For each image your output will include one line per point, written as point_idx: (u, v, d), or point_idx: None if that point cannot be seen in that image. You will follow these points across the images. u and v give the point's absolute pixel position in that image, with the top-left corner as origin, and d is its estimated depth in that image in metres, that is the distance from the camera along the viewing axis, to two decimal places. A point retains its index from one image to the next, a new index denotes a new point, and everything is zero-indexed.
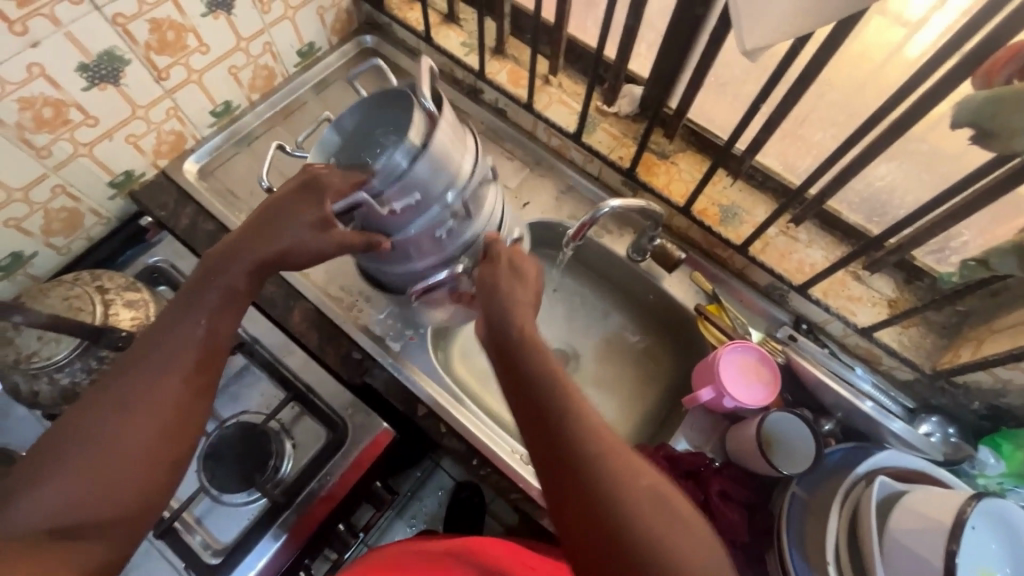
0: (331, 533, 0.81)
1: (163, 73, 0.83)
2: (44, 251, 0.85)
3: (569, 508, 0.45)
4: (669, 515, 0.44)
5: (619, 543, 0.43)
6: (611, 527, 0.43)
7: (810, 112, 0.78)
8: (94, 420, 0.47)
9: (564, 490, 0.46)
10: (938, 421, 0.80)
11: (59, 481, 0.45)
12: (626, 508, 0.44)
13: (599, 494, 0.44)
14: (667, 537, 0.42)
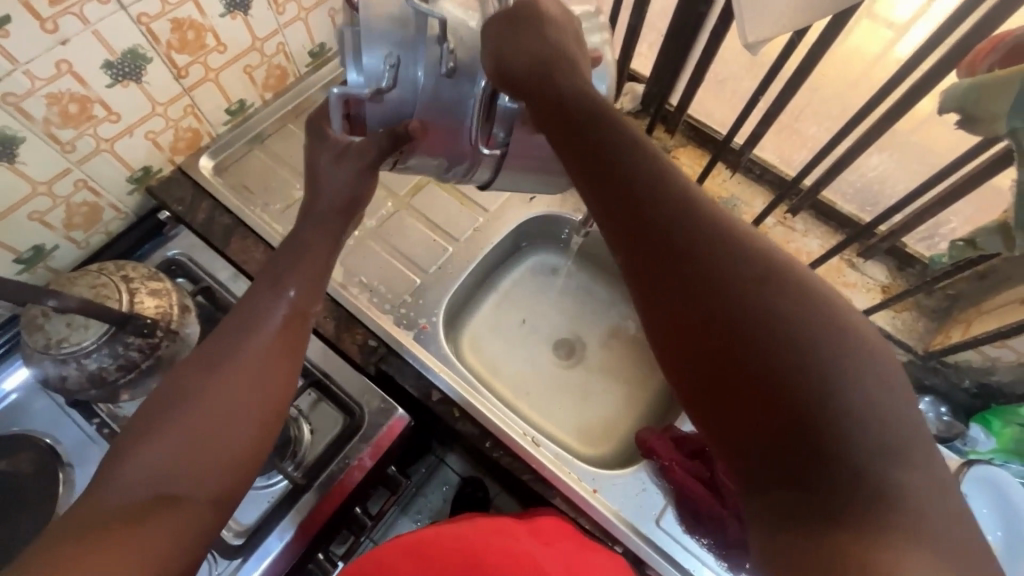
0: (349, 516, 0.83)
1: (183, 71, 0.85)
2: (64, 244, 0.87)
3: (745, 403, 0.37)
4: (899, 417, 0.34)
5: (822, 436, 0.34)
6: (812, 420, 0.35)
7: (805, 107, 0.82)
8: (174, 410, 0.52)
9: (711, 316, 0.39)
10: (932, 400, 0.83)
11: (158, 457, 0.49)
12: (836, 395, 0.35)
13: (799, 386, 0.35)
14: (883, 418, 0.34)
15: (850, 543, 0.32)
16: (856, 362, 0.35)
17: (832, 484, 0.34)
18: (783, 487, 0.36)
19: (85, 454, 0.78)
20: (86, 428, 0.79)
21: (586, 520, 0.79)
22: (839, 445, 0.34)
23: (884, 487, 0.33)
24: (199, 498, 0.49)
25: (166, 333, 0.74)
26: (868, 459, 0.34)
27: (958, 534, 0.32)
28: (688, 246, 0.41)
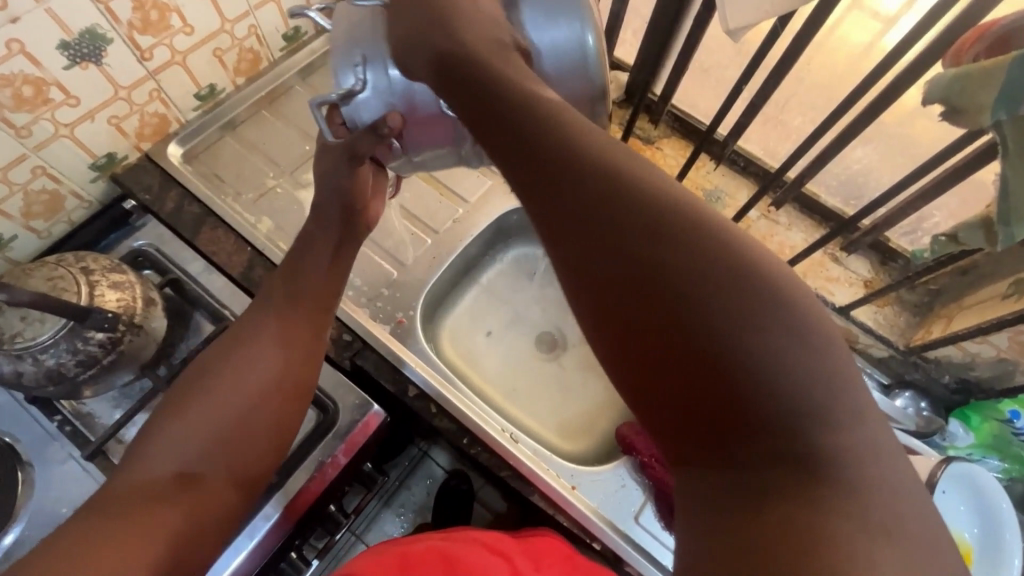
0: (323, 514, 0.81)
1: (147, 54, 0.82)
2: (23, 234, 0.84)
3: (687, 385, 0.33)
4: (847, 381, 0.32)
5: (768, 411, 0.32)
6: (750, 400, 0.32)
7: (791, 97, 0.80)
8: (193, 409, 0.58)
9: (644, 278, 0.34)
10: (911, 395, 0.82)
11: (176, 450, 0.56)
12: (783, 361, 0.32)
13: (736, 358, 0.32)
14: (816, 383, 0.32)
15: (811, 527, 0.29)
16: (800, 324, 0.32)
17: (785, 461, 0.31)
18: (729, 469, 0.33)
19: (46, 452, 0.75)
20: (48, 425, 0.76)
21: (565, 517, 0.78)
22: (785, 417, 0.31)
23: (836, 456, 0.31)
24: (217, 485, 0.56)
25: (129, 327, 0.71)
26: (801, 431, 0.31)
27: (900, 496, 0.30)
28: (615, 215, 0.36)
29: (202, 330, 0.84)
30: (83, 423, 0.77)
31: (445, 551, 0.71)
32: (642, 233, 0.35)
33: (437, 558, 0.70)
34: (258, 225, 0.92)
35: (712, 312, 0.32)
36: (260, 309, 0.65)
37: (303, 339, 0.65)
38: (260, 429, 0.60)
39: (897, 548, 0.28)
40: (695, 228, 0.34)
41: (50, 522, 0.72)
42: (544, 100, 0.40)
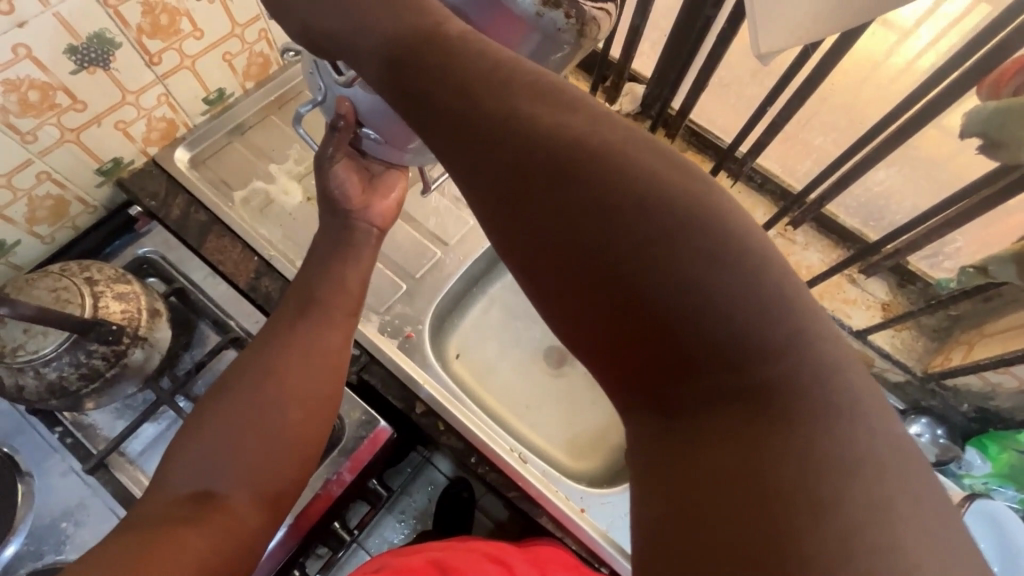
0: (326, 531, 0.80)
1: (155, 58, 0.80)
2: (27, 240, 0.82)
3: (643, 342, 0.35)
4: (780, 312, 0.33)
5: (711, 359, 0.34)
6: (697, 346, 0.33)
7: (812, 117, 0.78)
8: (212, 428, 0.57)
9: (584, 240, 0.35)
10: (928, 421, 0.80)
11: (201, 469, 0.55)
12: (713, 306, 0.33)
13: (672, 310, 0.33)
14: (757, 316, 0.33)
15: (764, 474, 0.31)
16: (726, 259, 0.33)
17: (730, 402, 0.34)
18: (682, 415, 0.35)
19: (47, 464, 0.74)
20: (49, 437, 0.74)
21: (572, 540, 0.77)
22: (728, 367, 0.33)
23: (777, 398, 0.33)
24: (241, 508, 0.54)
25: (133, 339, 0.70)
26: (749, 368, 0.33)
27: (859, 408, 0.32)
28: (548, 186, 0.36)
29: (208, 340, 0.83)
30: (84, 435, 0.75)
31: (440, 563, 0.70)
32: (572, 201, 0.36)
33: (432, 569, 0.69)
34: (264, 233, 0.90)
35: (649, 266, 0.34)
36: (281, 322, 0.65)
37: (331, 356, 0.65)
38: (289, 443, 0.59)
39: (857, 479, 0.30)
40: (618, 178, 0.35)
41: (51, 536, 0.71)
42: (469, 80, 0.40)
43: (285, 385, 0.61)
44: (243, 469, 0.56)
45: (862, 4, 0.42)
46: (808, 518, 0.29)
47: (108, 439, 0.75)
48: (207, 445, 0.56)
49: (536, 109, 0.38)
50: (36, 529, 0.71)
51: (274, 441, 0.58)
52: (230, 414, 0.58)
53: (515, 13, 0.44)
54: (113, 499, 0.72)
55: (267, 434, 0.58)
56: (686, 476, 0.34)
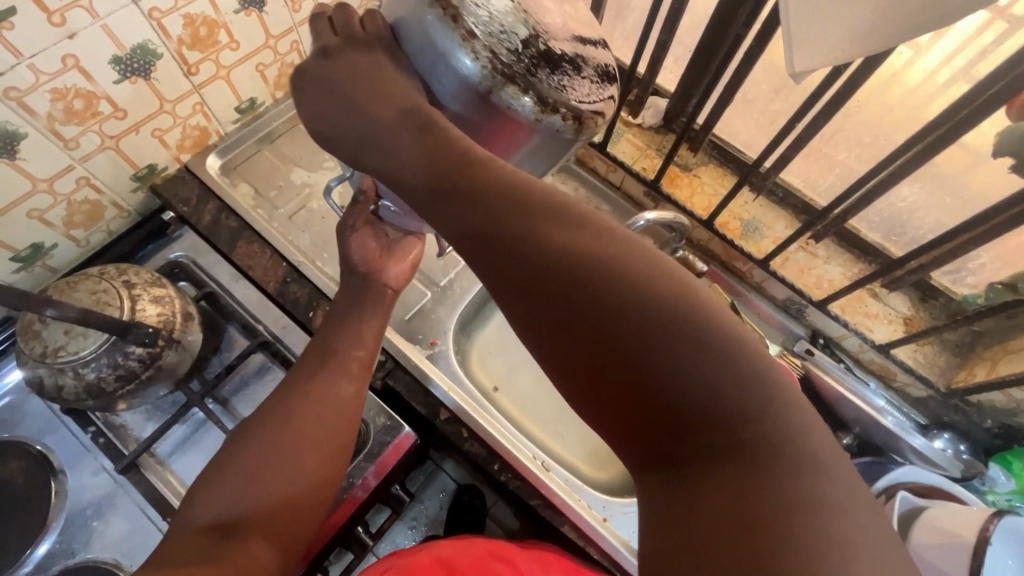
0: (349, 535, 0.80)
1: (193, 68, 0.82)
2: (64, 243, 0.84)
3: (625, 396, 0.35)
4: (753, 371, 0.34)
5: (691, 413, 0.34)
6: (676, 400, 0.34)
7: (836, 133, 0.79)
8: (238, 453, 0.59)
9: (570, 296, 0.36)
10: (951, 437, 0.82)
11: (223, 492, 0.57)
12: (687, 360, 0.34)
13: (646, 359, 0.34)
14: (732, 373, 0.34)
15: (743, 516, 0.31)
16: (696, 320, 0.35)
17: (709, 455, 0.34)
18: (663, 466, 0.36)
19: (80, 463, 0.75)
20: (82, 436, 0.76)
21: (594, 549, 0.77)
22: (708, 420, 0.34)
23: (759, 448, 0.33)
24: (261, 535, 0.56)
25: (168, 341, 0.72)
26: (727, 422, 0.34)
27: (830, 458, 0.33)
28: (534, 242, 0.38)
29: (236, 344, 0.85)
30: (115, 435, 0.77)
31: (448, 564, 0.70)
32: (555, 257, 0.37)
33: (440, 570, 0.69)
34: (292, 239, 0.91)
35: (628, 319, 0.35)
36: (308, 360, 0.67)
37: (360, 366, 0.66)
38: (310, 482, 0.60)
39: (831, 515, 0.30)
40: (598, 245, 0.37)
41: (81, 534, 0.72)
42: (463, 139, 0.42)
43: (309, 424, 0.62)
44: (265, 493, 0.58)
45: (902, 20, 0.43)
46: (799, 560, 0.29)
47: (139, 440, 0.77)
48: (232, 469, 0.58)
49: (522, 176, 0.40)
50: (67, 527, 0.72)
51: (295, 466, 0.60)
52: (255, 439, 0.60)
53: (516, 121, 0.44)
54: (143, 499, 0.74)
55: (289, 460, 0.60)
56: (674, 524, 0.33)
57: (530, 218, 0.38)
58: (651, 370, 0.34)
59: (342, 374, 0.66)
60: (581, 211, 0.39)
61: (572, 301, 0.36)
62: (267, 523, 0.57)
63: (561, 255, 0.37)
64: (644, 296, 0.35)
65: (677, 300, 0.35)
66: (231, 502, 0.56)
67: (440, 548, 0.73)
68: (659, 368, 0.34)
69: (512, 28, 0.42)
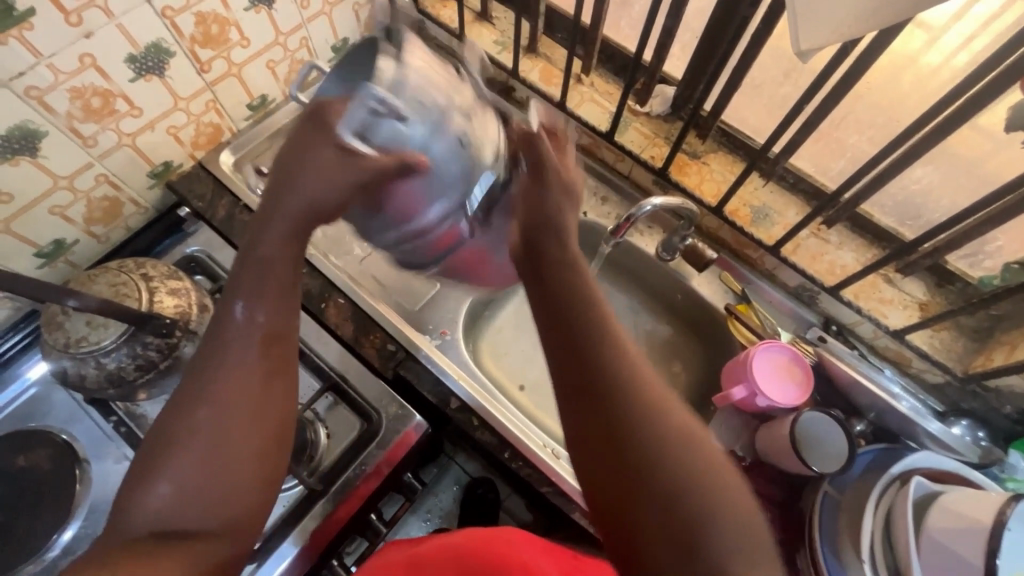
0: (363, 522, 0.81)
1: (206, 66, 0.84)
2: (84, 239, 0.87)
3: (606, 458, 0.41)
4: (720, 475, 0.40)
5: (656, 489, 0.39)
6: (649, 474, 0.40)
7: (847, 116, 0.78)
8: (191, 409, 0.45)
9: (596, 369, 0.44)
10: (969, 424, 0.80)
11: (170, 469, 0.43)
12: (670, 446, 0.40)
13: (636, 434, 0.41)
14: (702, 471, 0.39)
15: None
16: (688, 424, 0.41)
17: (660, 530, 0.38)
18: (611, 530, 0.41)
19: (103, 452, 0.77)
20: (105, 426, 0.78)
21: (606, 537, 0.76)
22: (670, 501, 0.39)
23: (702, 536, 0.38)
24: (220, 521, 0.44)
25: (185, 332, 0.73)
26: (684, 505, 0.38)
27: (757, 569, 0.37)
28: (577, 322, 0.46)
29: None
30: (136, 424, 0.79)
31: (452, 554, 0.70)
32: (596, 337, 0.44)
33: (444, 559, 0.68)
34: None
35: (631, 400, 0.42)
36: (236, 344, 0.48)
37: None
38: (260, 490, 0.46)
39: None
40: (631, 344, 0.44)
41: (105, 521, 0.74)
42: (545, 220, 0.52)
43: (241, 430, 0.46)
44: (223, 463, 0.44)
45: None
46: None
47: None
48: (179, 438, 0.44)
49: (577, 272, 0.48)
50: (92, 513, 0.74)
51: (264, 423, 0.47)
52: (208, 391, 0.46)
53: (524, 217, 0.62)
54: None
55: (254, 416, 0.46)
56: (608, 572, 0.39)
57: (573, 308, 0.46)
58: (636, 451, 0.40)
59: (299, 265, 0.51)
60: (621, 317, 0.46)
61: (587, 385, 0.43)
62: (230, 508, 0.44)
63: (592, 348, 0.44)
64: (652, 391, 0.42)
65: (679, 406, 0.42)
66: (182, 477, 0.43)
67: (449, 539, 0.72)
68: (649, 452, 0.40)
69: (476, 104, 0.53)
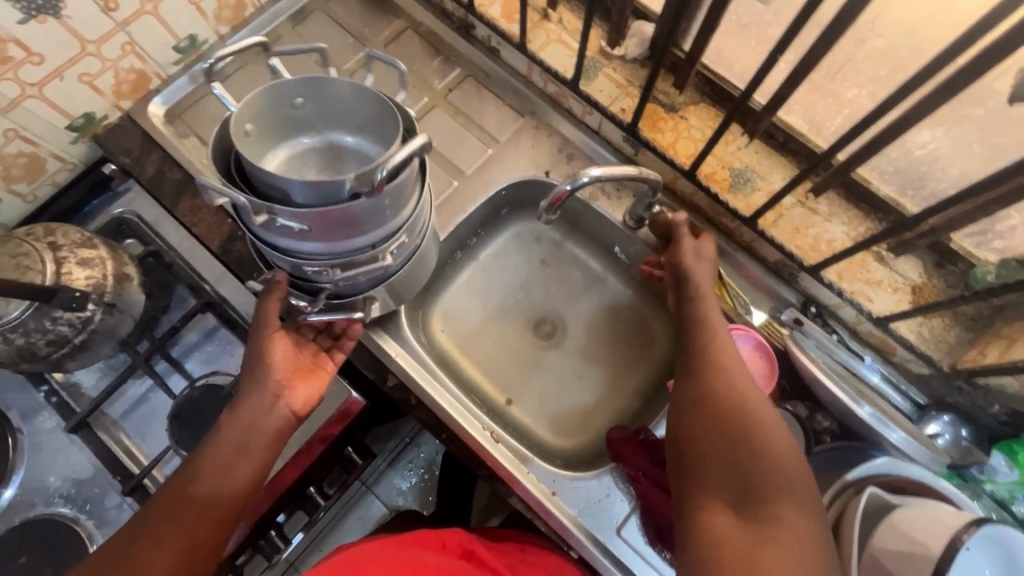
0: (301, 496, 0.81)
1: (111, 3, 0.74)
2: (8, 198, 0.82)
3: (718, 438, 0.61)
4: (765, 458, 0.58)
5: (760, 466, 0.58)
6: (768, 460, 0.58)
7: (845, 64, 0.65)
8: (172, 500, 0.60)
9: (738, 376, 0.65)
10: (950, 420, 0.72)
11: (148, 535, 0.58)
12: (777, 448, 0.59)
13: (763, 435, 0.60)
14: (781, 463, 0.58)
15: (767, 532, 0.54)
16: (762, 431, 0.60)
17: (767, 495, 0.56)
18: (697, 485, 0.60)
19: (36, 421, 0.77)
20: (36, 395, 0.77)
21: (543, 523, 0.74)
22: (765, 476, 0.57)
23: (779, 502, 0.56)
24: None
25: (100, 306, 0.70)
26: (771, 483, 0.57)
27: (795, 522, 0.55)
28: (731, 350, 0.68)
29: (186, 304, 0.82)
30: (70, 394, 0.78)
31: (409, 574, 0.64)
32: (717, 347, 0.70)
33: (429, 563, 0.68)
34: None
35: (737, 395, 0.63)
36: (218, 453, 0.62)
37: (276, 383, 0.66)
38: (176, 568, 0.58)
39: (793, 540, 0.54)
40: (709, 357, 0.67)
41: (39, 488, 0.74)
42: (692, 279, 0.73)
43: (185, 527, 0.59)
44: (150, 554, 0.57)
45: None
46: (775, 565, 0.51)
47: (91, 399, 0.77)
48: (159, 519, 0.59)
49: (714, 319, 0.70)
50: (27, 480, 0.75)
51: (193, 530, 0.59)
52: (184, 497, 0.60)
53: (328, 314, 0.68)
54: (96, 457, 0.75)
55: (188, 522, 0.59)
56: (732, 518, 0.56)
57: (699, 336, 0.68)
58: (750, 454, 0.58)
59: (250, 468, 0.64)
60: (720, 347, 0.68)
61: (719, 374, 0.65)
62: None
63: (720, 353, 0.67)
64: (754, 407, 0.62)
65: (770, 423, 0.61)
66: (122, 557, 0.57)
67: (425, 543, 0.72)
68: (758, 444, 0.59)
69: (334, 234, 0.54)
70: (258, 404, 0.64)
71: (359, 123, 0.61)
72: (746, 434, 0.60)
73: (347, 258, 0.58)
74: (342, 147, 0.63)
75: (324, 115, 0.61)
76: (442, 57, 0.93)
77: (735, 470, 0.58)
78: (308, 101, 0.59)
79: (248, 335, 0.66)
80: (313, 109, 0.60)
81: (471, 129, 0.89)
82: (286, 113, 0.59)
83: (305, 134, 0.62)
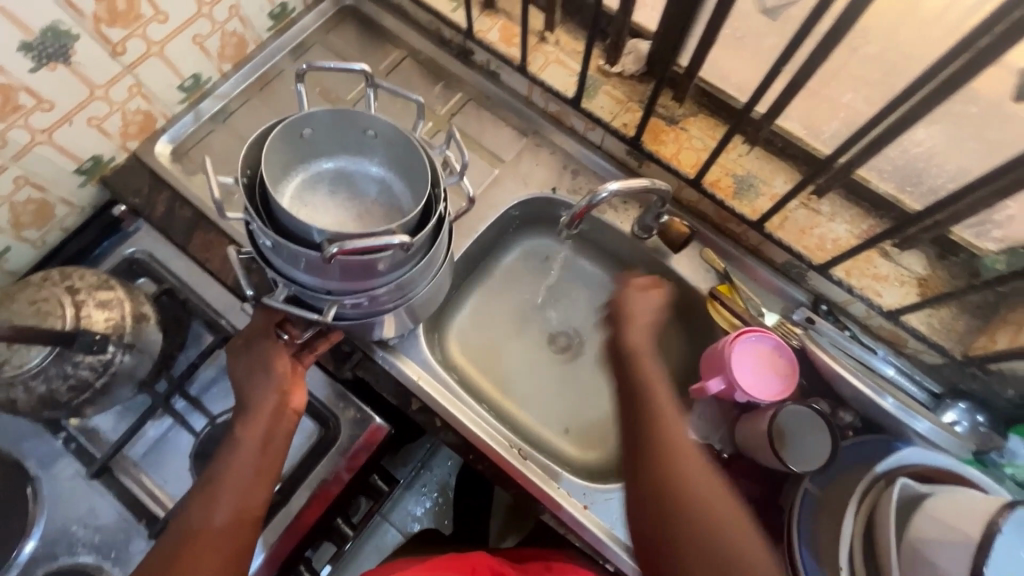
0: (328, 527, 0.80)
1: (119, 48, 0.75)
2: (16, 245, 0.82)
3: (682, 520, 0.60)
4: (727, 531, 0.58)
5: (723, 544, 0.58)
6: (728, 531, 0.58)
7: (839, 71, 0.68)
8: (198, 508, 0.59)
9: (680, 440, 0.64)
10: (967, 407, 0.74)
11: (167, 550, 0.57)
12: (735, 520, 0.59)
13: (720, 508, 0.60)
14: (740, 534, 0.59)
15: None
16: (717, 502, 0.60)
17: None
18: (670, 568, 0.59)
19: (54, 469, 0.75)
20: (54, 443, 0.76)
21: (577, 538, 0.74)
22: (731, 551, 0.57)
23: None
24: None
25: (120, 347, 0.69)
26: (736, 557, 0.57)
27: None
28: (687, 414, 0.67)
29: (202, 341, 0.82)
30: (88, 439, 0.77)
31: None
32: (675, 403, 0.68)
33: None
34: None
35: (689, 464, 0.62)
36: (244, 456, 0.62)
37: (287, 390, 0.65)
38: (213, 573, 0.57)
39: None
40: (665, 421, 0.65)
41: (61, 538, 0.73)
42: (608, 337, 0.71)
43: (213, 548, 0.58)
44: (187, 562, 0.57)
45: None
46: None
47: (110, 443, 0.76)
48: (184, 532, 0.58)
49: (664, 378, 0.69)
50: (49, 529, 0.73)
51: (221, 538, 0.58)
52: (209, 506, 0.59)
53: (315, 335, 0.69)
54: (118, 501, 0.74)
55: (213, 529, 0.58)
56: None
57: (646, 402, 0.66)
58: (713, 531, 0.58)
59: (266, 470, 0.62)
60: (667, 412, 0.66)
61: (670, 444, 0.63)
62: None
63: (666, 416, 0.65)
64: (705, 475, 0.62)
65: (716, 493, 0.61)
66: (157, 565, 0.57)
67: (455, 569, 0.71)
68: (716, 519, 0.59)
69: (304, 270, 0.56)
70: (270, 413, 0.64)
71: (405, 174, 0.63)
72: (702, 507, 0.60)
73: (303, 291, 0.59)
74: (381, 186, 0.65)
75: (382, 151, 0.63)
76: (442, 82, 0.95)
77: (704, 551, 0.58)
78: (377, 135, 0.61)
79: (256, 344, 0.66)
80: (378, 143, 0.63)
81: (476, 151, 0.91)
82: (354, 135, 0.62)
83: (364, 160, 0.65)
